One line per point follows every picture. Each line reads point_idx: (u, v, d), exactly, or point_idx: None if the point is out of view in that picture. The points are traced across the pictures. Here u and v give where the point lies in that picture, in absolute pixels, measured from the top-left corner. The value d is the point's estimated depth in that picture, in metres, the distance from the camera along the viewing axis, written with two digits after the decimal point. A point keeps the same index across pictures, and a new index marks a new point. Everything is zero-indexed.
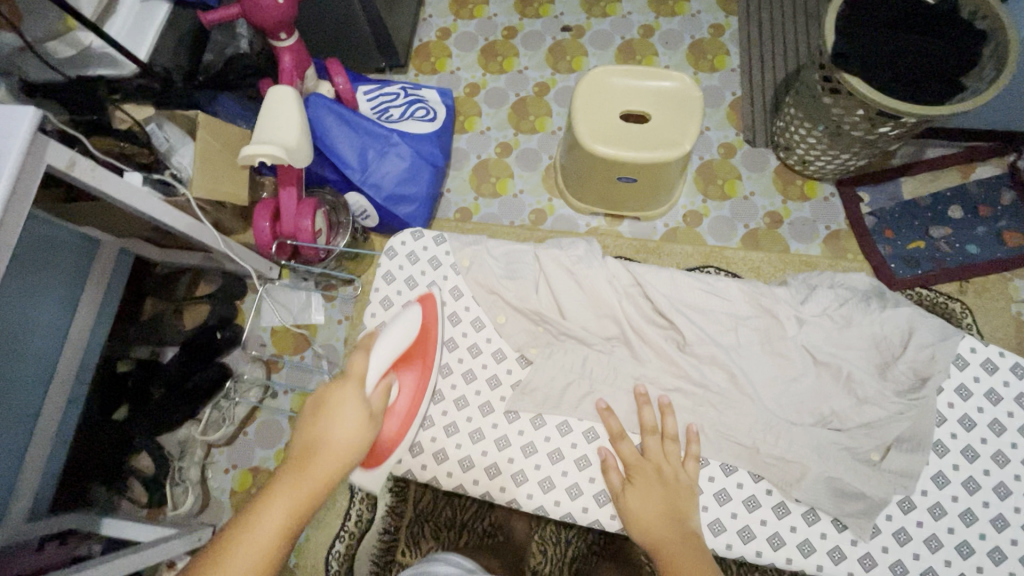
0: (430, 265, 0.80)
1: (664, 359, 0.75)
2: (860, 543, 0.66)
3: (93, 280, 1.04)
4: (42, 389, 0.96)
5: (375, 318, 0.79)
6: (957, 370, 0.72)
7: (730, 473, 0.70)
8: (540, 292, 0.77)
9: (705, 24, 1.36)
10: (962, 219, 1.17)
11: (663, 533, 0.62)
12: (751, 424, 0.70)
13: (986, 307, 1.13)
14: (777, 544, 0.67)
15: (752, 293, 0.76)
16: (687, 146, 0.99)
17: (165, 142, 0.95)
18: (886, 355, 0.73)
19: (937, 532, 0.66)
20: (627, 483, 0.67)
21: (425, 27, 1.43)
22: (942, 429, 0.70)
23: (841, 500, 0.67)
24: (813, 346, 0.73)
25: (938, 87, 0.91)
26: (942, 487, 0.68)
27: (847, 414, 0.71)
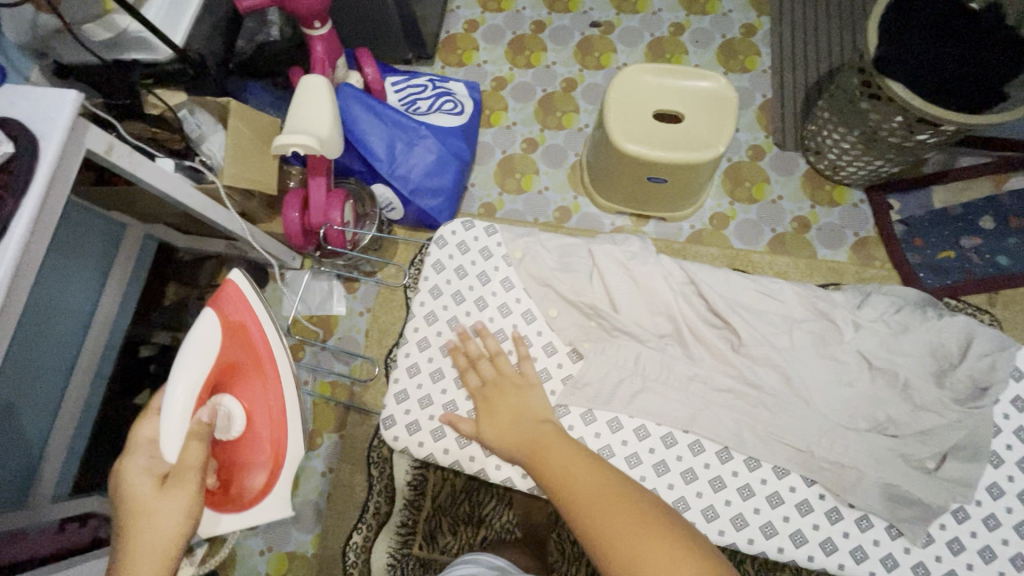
0: (481, 255, 0.79)
1: (718, 358, 0.74)
2: (912, 551, 0.66)
3: (119, 264, 1.04)
4: (69, 366, 0.96)
5: (424, 306, 0.78)
6: (1013, 381, 0.70)
7: (783, 476, 0.69)
8: (593, 285, 0.76)
9: (736, 23, 1.35)
10: (994, 230, 1.16)
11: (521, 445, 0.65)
12: (804, 427, 0.69)
13: (1016, 319, 1.12)
14: (829, 549, 0.66)
15: (807, 296, 0.76)
16: (720, 149, 0.98)
17: (197, 129, 0.95)
18: (943, 362, 0.72)
19: (990, 543, 0.66)
20: (478, 411, 0.70)
21: (453, 18, 1.41)
22: (997, 440, 0.69)
23: (896, 506, 0.66)
24: (869, 351, 0.72)
25: (979, 94, 0.89)
26: (997, 498, 0.67)
27: (904, 420, 0.70)
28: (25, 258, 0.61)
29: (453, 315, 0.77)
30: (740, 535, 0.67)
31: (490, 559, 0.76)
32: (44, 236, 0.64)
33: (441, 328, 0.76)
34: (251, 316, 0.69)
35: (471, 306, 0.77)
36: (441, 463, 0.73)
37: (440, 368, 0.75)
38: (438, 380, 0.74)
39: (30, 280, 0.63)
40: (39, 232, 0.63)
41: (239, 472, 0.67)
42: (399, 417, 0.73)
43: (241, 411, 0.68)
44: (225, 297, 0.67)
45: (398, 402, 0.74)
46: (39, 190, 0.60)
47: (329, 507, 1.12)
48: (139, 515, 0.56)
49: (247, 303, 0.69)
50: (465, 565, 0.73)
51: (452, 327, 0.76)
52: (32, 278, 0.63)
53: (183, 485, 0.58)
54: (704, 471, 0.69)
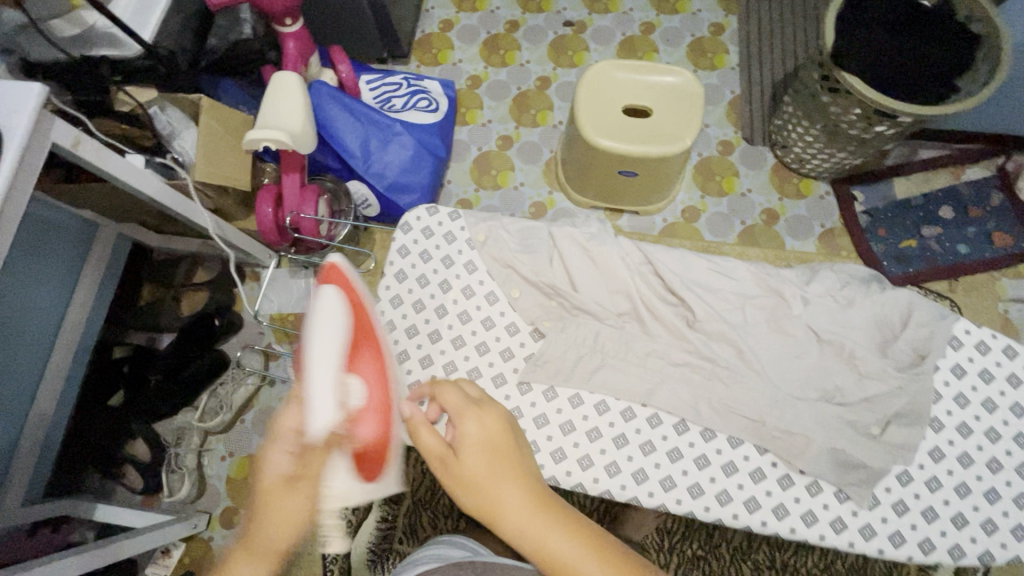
0: (445, 239, 0.80)
1: (674, 334, 0.76)
2: (860, 513, 0.68)
3: (90, 263, 1.03)
4: (40, 369, 0.95)
5: (389, 290, 0.78)
6: (951, 350, 0.74)
7: (737, 446, 0.71)
8: (554, 267, 0.78)
9: (705, 22, 1.38)
10: (952, 220, 1.20)
11: (506, 500, 0.51)
12: (756, 398, 0.72)
13: (974, 304, 1.16)
14: (781, 514, 0.68)
15: (759, 274, 0.78)
16: (688, 142, 1.00)
17: (168, 126, 0.95)
18: (887, 333, 0.76)
19: (933, 504, 0.68)
20: (455, 441, 0.54)
21: (428, 18, 1.43)
22: (937, 406, 0.72)
23: (843, 470, 0.68)
24: (817, 325, 0.75)
25: (932, 87, 0.93)
26: (938, 461, 0.69)
27: (851, 389, 0.72)
28: None
29: (418, 298, 0.77)
30: (697, 503, 0.68)
31: (459, 540, 0.76)
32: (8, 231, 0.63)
33: (406, 311, 0.77)
34: (356, 293, 0.60)
35: (435, 289, 0.78)
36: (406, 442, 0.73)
37: (406, 350, 0.75)
38: (403, 361, 0.75)
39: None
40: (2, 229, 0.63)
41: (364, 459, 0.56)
42: None
43: (362, 391, 0.56)
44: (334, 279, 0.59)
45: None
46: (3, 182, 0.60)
47: None
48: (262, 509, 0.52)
49: (352, 277, 0.61)
50: (433, 549, 0.73)
51: (417, 310, 0.77)
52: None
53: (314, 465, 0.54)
54: (661, 442, 0.71)
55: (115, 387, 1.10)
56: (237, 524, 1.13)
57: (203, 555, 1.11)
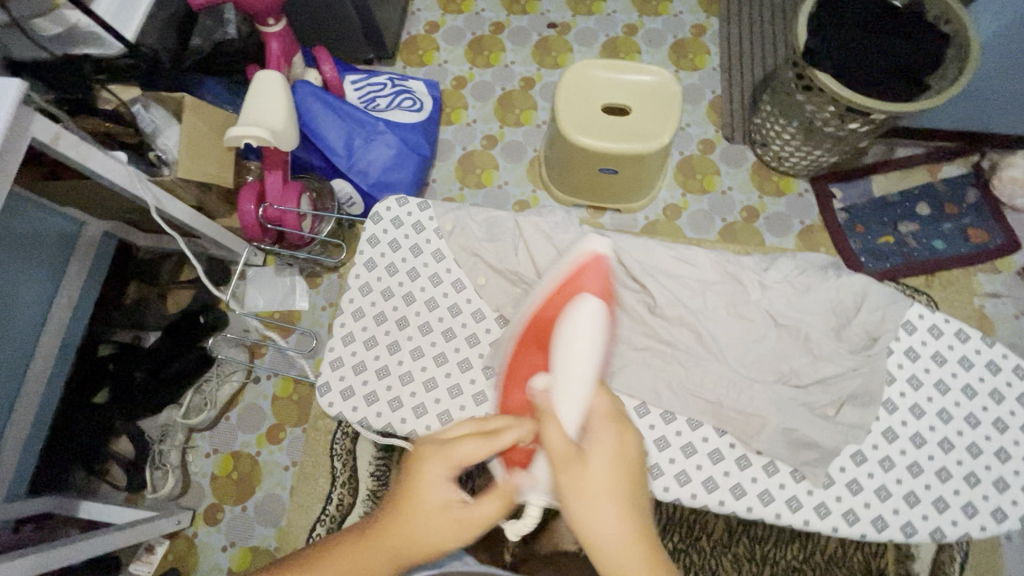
0: (414, 229, 0.81)
1: (635, 319, 0.78)
2: (815, 493, 0.69)
3: (75, 262, 1.02)
4: (23, 365, 0.94)
5: (359, 279, 0.79)
6: (905, 334, 0.74)
7: (696, 428, 0.72)
8: (519, 253, 0.79)
9: (687, 24, 1.40)
10: (929, 216, 1.22)
11: (603, 518, 0.51)
12: (714, 380, 0.73)
13: (950, 299, 1.18)
14: (738, 494, 0.69)
15: (719, 260, 0.80)
16: (666, 140, 1.02)
17: (151, 123, 0.96)
18: (842, 317, 0.77)
19: (886, 483, 0.69)
20: (586, 446, 0.55)
21: (414, 20, 1.45)
22: (891, 388, 0.73)
23: (798, 450, 0.70)
24: (776, 310, 0.76)
25: (901, 86, 0.95)
26: (892, 441, 0.71)
27: (805, 370, 0.74)
28: None
29: (387, 287, 0.78)
30: (656, 484, 0.70)
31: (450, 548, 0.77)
32: None
33: (375, 299, 0.78)
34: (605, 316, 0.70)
35: (403, 277, 0.79)
36: (374, 427, 0.74)
37: (374, 336, 0.77)
38: (371, 347, 0.76)
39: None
40: None
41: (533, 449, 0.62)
42: (333, 383, 0.75)
43: None
44: (591, 280, 0.69)
45: (333, 370, 0.75)
46: None
47: (292, 501, 1.13)
48: (413, 522, 0.54)
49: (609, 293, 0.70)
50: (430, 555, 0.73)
51: (386, 298, 0.78)
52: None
53: (481, 508, 0.54)
54: None
55: (99, 387, 1.08)
56: (221, 521, 1.13)
57: (187, 552, 1.11)
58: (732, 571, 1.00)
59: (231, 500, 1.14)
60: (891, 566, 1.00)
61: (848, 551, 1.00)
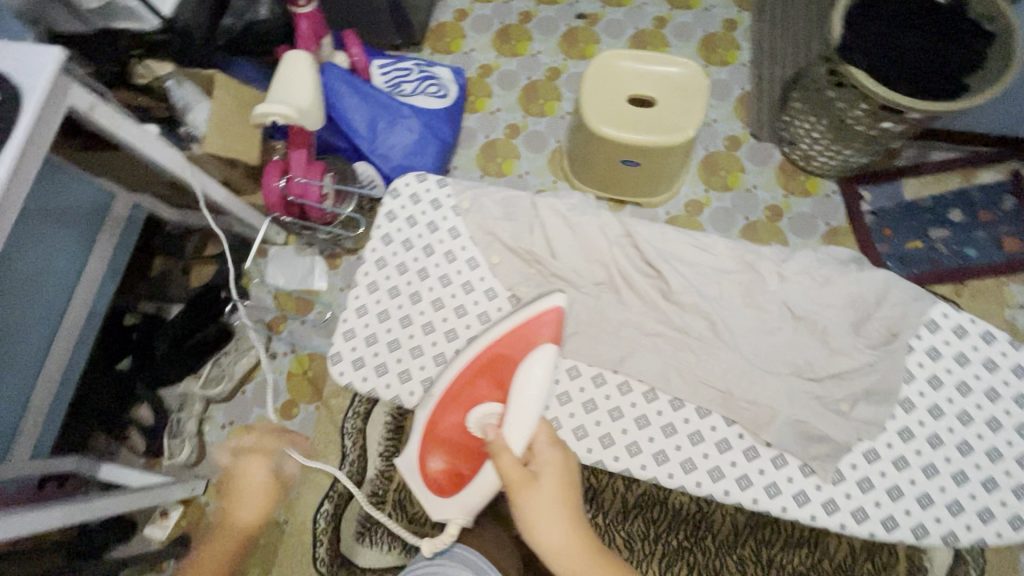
0: (431, 206, 0.81)
1: (650, 305, 0.78)
2: (824, 488, 0.68)
3: (105, 232, 1.05)
4: (52, 328, 0.97)
5: (375, 253, 0.80)
6: (927, 333, 0.72)
7: (705, 416, 0.72)
8: (534, 234, 0.79)
9: (718, 18, 1.38)
10: (961, 222, 1.18)
11: (558, 536, 0.59)
12: (725, 369, 0.73)
13: (979, 309, 1.14)
14: (744, 484, 0.68)
15: (737, 250, 0.79)
16: (690, 133, 1.00)
17: (182, 100, 0.97)
18: (861, 311, 0.75)
19: (899, 483, 0.68)
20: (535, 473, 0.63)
21: (443, 7, 1.45)
22: (909, 387, 0.71)
23: (808, 443, 0.69)
24: (793, 302, 0.76)
25: (937, 84, 0.92)
26: (908, 441, 0.69)
27: (819, 363, 0.73)
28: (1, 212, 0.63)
29: (402, 261, 0.79)
30: (661, 470, 0.69)
31: (469, 556, 0.68)
32: (23, 186, 0.66)
33: (390, 273, 0.79)
34: None
35: (419, 253, 0.79)
36: (382, 398, 0.75)
37: (387, 309, 0.77)
38: (384, 320, 0.77)
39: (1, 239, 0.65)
40: (19, 184, 0.66)
41: (458, 472, 0.68)
42: (345, 353, 0.76)
43: None
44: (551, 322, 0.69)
45: (346, 340, 0.76)
46: (22, 138, 0.64)
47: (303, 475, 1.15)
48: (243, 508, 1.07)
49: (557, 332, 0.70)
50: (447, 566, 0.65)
51: (400, 273, 0.79)
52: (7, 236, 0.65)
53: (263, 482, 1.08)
54: (630, 409, 0.72)
55: (121, 354, 1.11)
56: (233, 491, 1.16)
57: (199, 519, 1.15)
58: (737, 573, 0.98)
59: None
60: None
61: (858, 559, 0.98)
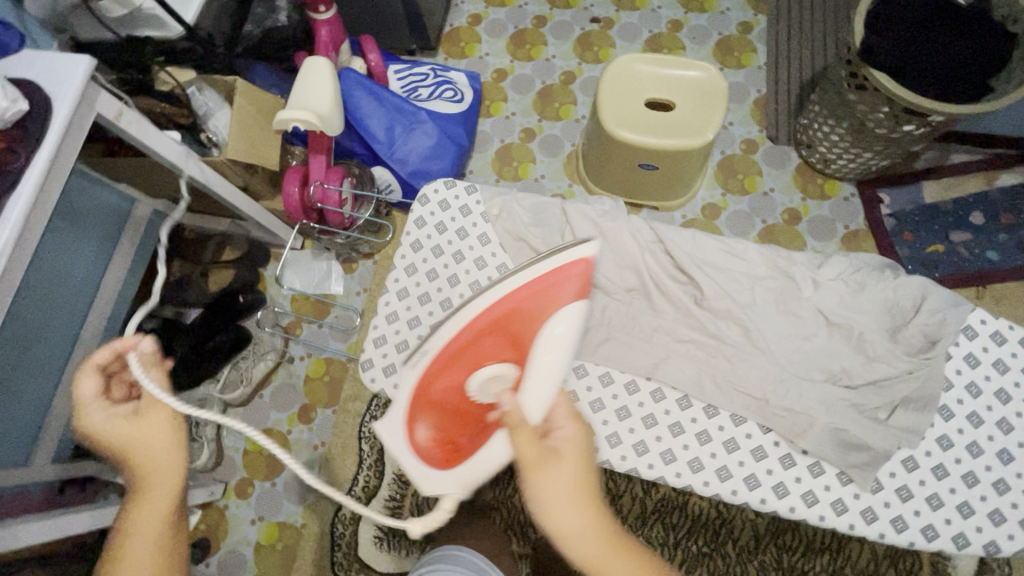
0: (460, 212, 0.81)
1: (682, 311, 0.77)
2: (862, 497, 0.67)
3: (126, 238, 1.06)
4: (74, 332, 0.97)
5: (404, 260, 0.80)
6: (965, 339, 0.72)
7: (739, 424, 0.71)
8: (565, 239, 0.79)
9: (733, 21, 1.37)
10: (983, 225, 1.17)
11: (581, 525, 0.51)
12: (761, 376, 0.72)
13: (1002, 313, 1.13)
14: (781, 493, 0.68)
15: (770, 256, 0.78)
16: (710, 136, 1.00)
17: (204, 106, 0.98)
18: (898, 319, 0.75)
19: (938, 491, 0.67)
20: (557, 450, 0.53)
21: (457, 12, 1.45)
22: (948, 394, 0.70)
23: (846, 452, 0.68)
24: (827, 308, 0.75)
25: (964, 86, 0.91)
26: (946, 449, 0.68)
27: (857, 371, 0.73)
28: (30, 223, 0.64)
29: (432, 268, 0.79)
30: (696, 478, 0.69)
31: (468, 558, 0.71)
32: (52, 195, 0.67)
33: (420, 279, 0.79)
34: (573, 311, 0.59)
35: (449, 260, 0.79)
36: None
37: (417, 316, 0.77)
38: (415, 327, 0.77)
39: (30, 248, 0.66)
40: (48, 193, 0.66)
41: (452, 442, 0.55)
42: (376, 360, 0.76)
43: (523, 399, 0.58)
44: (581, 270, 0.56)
45: (377, 347, 0.77)
46: (52, 146, 0.64)
47: (321, 480, 1.15)
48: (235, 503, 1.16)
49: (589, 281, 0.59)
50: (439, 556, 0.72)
51: (430, 279, 0.79)
52: (35, 245, 0.66)
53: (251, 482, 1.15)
54: (664, 417, 0.72)
55: None
56: (251, 495, 1.16)
57: (217, 523, 1.14)
58: None
59: (262, 476, 1.17)
60: None
61: (880, 566, 0.97)
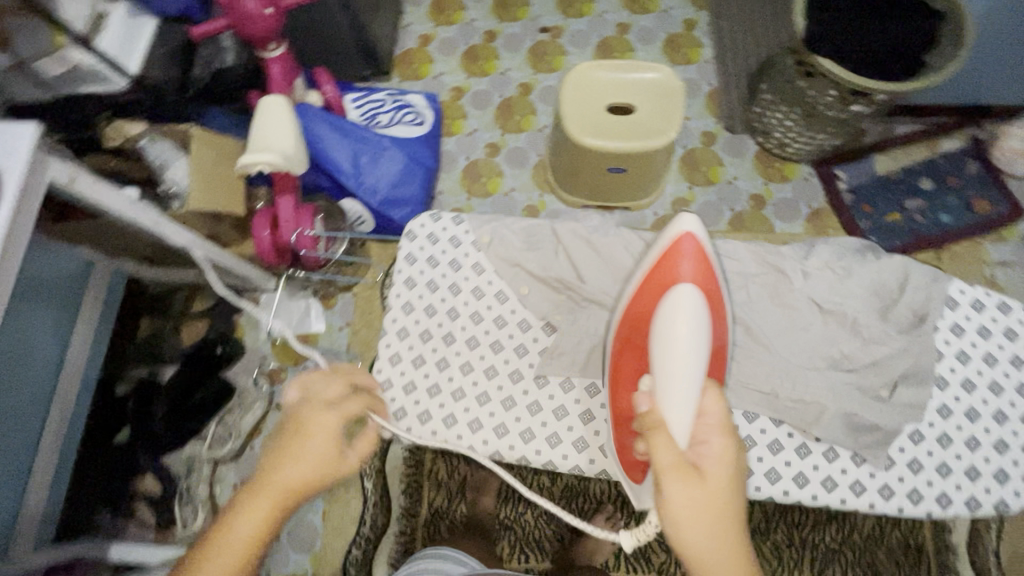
0: (450, 243, 0.81)
1: None
2: (878, 475, 0.71)
3: (89, 301, 1.00)
4: (41, 409, 0.91)
5: (400, 298, 0.79)
6: (949, 311, 0.76)
7: (753, 420, 0.73)
8: (560, 259, 0.79)
9: (677, 19, 1.42)
10: (933, 191, 1.23)
11: (702, 540, 0.51)
12: (767, 372, 0.74)
13: (961, 272, 1.19)
14: (802, 482, 0.70)
15: (759, 252, 0.80)
16: (671, 136, 1.02)
17: (158, 158, 0.95)
18: (886, 299, 0.78)
19: (946, 460, 0.71)
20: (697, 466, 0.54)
21: (407, 34, 1.45)
22: (941, 365, 0.75)
23: (857, 433, 0.71)
24: (820, 297, 0.77)
25: (902, 65, 0.97)
26: (947, 418, 0.73)
27: (857, 354, 0.74)
28: None
29: (429, 303, 0.78)
30: None
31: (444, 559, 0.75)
32: (10, 273, 0.63)
33: (419, 316, 0.78)
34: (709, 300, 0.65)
35: (445, 293, 0.79)
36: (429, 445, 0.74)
37: (421, 354, 0.77)
38: (420, 365, 0.76)
39: None
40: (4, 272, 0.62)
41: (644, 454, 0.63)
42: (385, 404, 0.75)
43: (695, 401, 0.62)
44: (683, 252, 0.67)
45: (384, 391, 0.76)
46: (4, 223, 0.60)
47: (326, 524, 1.12)
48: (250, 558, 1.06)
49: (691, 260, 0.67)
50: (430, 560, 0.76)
51: (429, 315, 0.78)
52: None
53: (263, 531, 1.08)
54: None
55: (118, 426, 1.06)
56: None
57: None
58: (772, 559, 1.00)
59: None
60: (929, 542, 1.00)
61: (885, 528, 1.01)
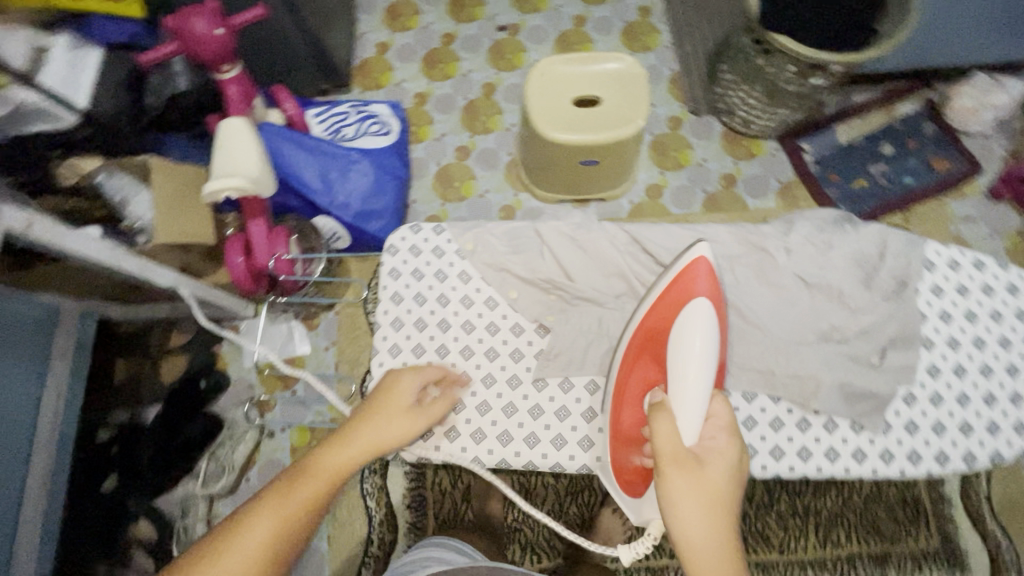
0: (433, 254, 0.80)
1: None
2: (877, 440, 0.72)
3: (58, 349, 0.96)
4: (19, 467, 0.87)
5: (388, 315, 0.78)
6: (928, 273, 0.79)
7: (752, 400, 0.74)
8: (546, 259, 0.79)
9: (632, 7, 1.43)
10: (895, 154, 1.27)
11: (698, 524, 0.54)
12: (761, 351, 0.75)
13: (929, 230, 1.23)
14: (806, 456, 0.72)
15: (740, 234, 0.81)
16: (640, 123, 1.03)
17: (118, 192, 0.92)
18: (868, 267, 0.79)
19: (940, 418, 0.73)
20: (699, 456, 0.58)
21: (363, 43, 1.42)
22: (926, 326, 0.77)
23: (854, 401, 0.73)
24: (804, 272, 0.78)
25: (856, 36, 0.99)
26: (937, 377, 0.75)
27: (846, 325, 0.76)
28: None
29: (419, 317, 0.77)
30: None
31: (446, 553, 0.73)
32: None
33: (410, 331, 0.77)
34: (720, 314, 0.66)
35: (434, 305, 0.78)
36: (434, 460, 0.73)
37: None
38: None
39: None
40: None
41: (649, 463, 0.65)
42: None
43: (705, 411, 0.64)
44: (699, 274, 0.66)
45: None
46: None
47: (332, 548, 1.10)
48: None
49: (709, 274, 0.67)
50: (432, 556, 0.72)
51: (421, 329, 0.77)
52: None
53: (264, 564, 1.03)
54: None
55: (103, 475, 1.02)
56: None
57: None
58: (779, 528, 1.02)
59: None
60: (924, 494, 1.03)
61: (881, 485, 1.04)
